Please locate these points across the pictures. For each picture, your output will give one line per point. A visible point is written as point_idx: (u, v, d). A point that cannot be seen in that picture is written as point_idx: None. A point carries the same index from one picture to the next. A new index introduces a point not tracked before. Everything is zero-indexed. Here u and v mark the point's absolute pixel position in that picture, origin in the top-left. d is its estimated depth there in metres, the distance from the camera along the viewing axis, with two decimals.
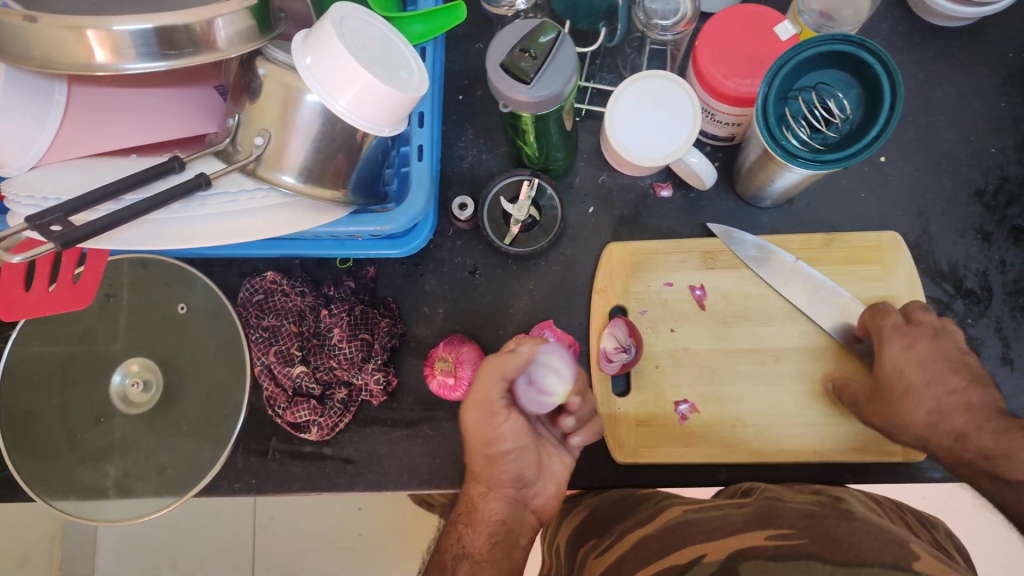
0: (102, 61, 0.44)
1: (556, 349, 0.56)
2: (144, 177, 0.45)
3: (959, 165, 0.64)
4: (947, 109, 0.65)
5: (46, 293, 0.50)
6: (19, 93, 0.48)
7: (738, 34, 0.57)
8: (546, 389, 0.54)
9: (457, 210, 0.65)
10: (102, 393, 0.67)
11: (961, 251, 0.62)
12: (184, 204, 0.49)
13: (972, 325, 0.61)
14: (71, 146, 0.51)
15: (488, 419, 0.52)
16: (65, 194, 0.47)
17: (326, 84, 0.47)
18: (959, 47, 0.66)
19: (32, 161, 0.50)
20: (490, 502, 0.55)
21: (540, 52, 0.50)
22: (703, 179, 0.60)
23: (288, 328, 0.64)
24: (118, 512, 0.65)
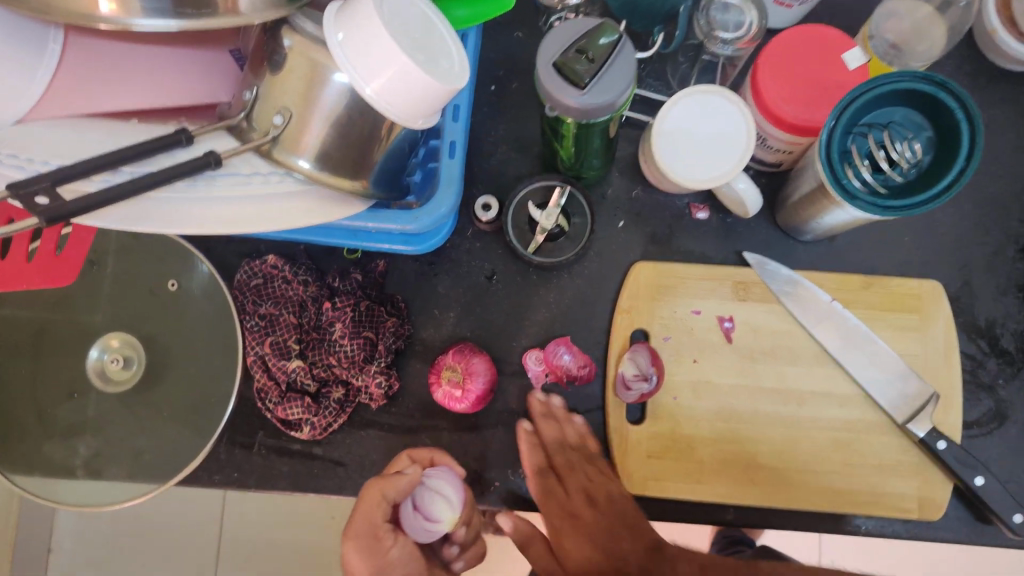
0: (107, 13, 0.39)
1: (442, 472, 0.55)
2: (145, 149, 0.40)
3: (1010, 217, 0.61)
4: (1003, 157, 0.62)
5: (24, 263, 0.45)
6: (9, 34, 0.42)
7: (805, 56, 0.53)
8: (432, 518, 0.54)
9: (480, 210, 0.61)
10: (80, 366, 0.63)
11: (1001, 309, 0.60)
12: (190, 183, 0.44)
13: (1004, 386, 0.59)
14: (63, 102, 0.45)
15: (372, 549, 0.51)
16: (54, 158, 0.41)
17: (358, 66, 0.42)
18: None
19: (16, 112, 0.44)
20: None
21: (598, 55, 0.45)
22: (748, 208, 0.57)
23: (287, 318, 0.60)
24: (82, 496, 0.60)
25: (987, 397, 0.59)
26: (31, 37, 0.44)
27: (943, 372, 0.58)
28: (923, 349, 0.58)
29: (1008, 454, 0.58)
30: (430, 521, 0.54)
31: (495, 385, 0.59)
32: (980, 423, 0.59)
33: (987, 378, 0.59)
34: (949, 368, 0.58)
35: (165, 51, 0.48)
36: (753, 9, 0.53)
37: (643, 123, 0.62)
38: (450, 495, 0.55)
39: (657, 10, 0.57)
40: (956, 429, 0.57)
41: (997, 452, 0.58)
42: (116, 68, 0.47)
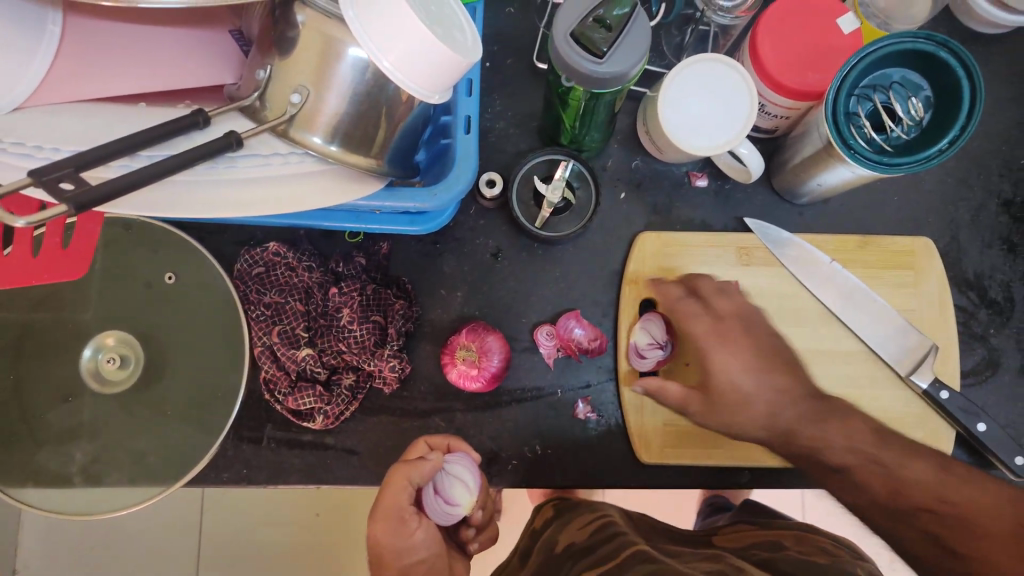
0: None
1: (460, 456, 0.52)
2: (164, 132, 0.38)
3: (990, 175, 0.64)
4: (982, 117, 0.65)
5: (29, 258, 0.43)
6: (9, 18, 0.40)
7: (803, 20, 0.54)
8: (453, 501, 0.51)
9: (485, 186, 0.61)
10: (70, 367, 0.60)
11: (987, 262, 0.63)
12: (210, 165, 0.44)
13: (994, 336, 0.62)
14: (65, 86, 0.43)
15: (399, 530, 0.46)
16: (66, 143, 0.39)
17: (376, 40, 0.41)
18: (997, 57, 0.65)
19: (15, 102, 0.42)
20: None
21: (614, 24, 0.45)
22: (751, 170, 0.57)
23: (293, 306, 0.58)
24: (84, 504, 0.57)
25: (980, 347, 0.62)
26: (30, 19, 0.42)
27: (939, 325, 0.60)
28: (919, 304, 0.61)
29: (1003, 400, 0.61)
30: (452, 505, 0.51)
31: (509, 363, 0.60)
32: (975, 372, 0.61)
33: (978, 328, 0.62)
34: (945, 320, 0.60)
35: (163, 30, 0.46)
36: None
37: (641, 95, 0.63)
38: (470, 479, 0.52)
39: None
40: (955, 378, 0.60)
41: (992, 399, 0.61)
42: (114, 47, 0.45)
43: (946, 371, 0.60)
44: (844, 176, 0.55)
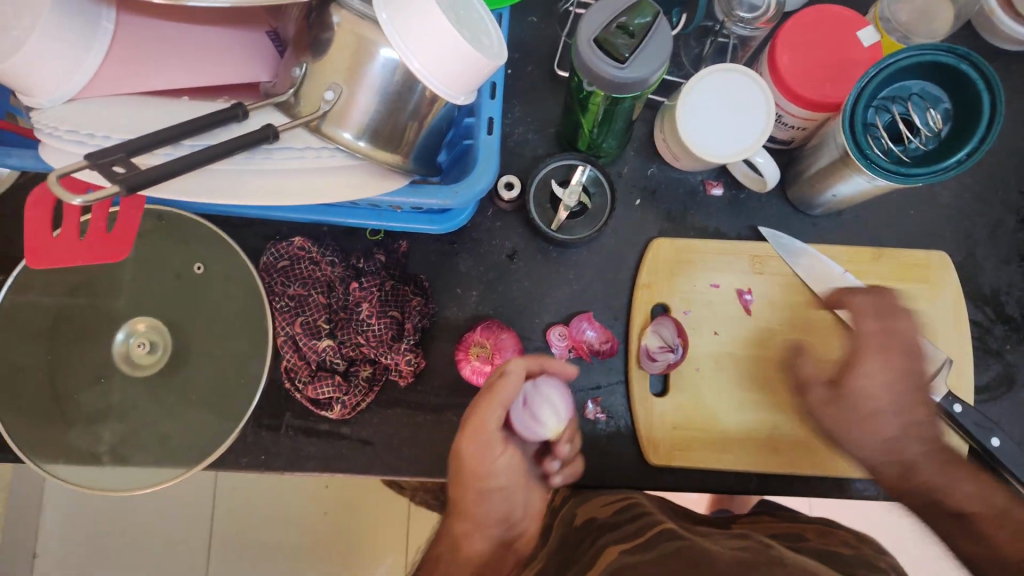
0: None
1: (553, 380, 0.51)
2: (206, 122, 0.40)
3: (1007, 192, 0.64)
4: (1000, 135, 0.65)
5: (77, 240, 0.44)
6: (65, 13, 0.42)
7: (822, 35, 0.55)
8: (540, 420, 0.50)
9: (503, 188, 0.63)
10: (102, 350, 0.62)
11: (1004, 277, 0.63)
12: (247, 155, 0.46)
13: (1010, 352, 0.62)
14: (113, 81, 0.46)
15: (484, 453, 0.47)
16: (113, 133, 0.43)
17: (408, 41, 0.43)
18: (1018, 74, 0.65)
19: (68, 94, 0.44)
20: (479, 541, 0.47)
21: (637, 31, 0.47)
22: (766, 181, 0.58)
23: (316, 298, 0.60)
24: (112, 482, 0.59)
25: (996, 362, 0.61)
26: (85, 16, 0.44)
27: (952, 340, 0.61)
28: (932, 317, 0.61)
29: (1017, 416, 0.61)
30: (536, 424, 0.50)
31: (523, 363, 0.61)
32: (989, 388, 0.61)
33: (994, 343, 0.62)
34: (959, 334, 0.61)
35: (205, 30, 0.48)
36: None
37: (658, 105, 0.64)
38: (559, 404, 0.51)
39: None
40: (968, 393, 0.60)
41: (1007, 415, 0.61)
42: (157, 44, 0.47)
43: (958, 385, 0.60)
44: (857, 187, 0.56)
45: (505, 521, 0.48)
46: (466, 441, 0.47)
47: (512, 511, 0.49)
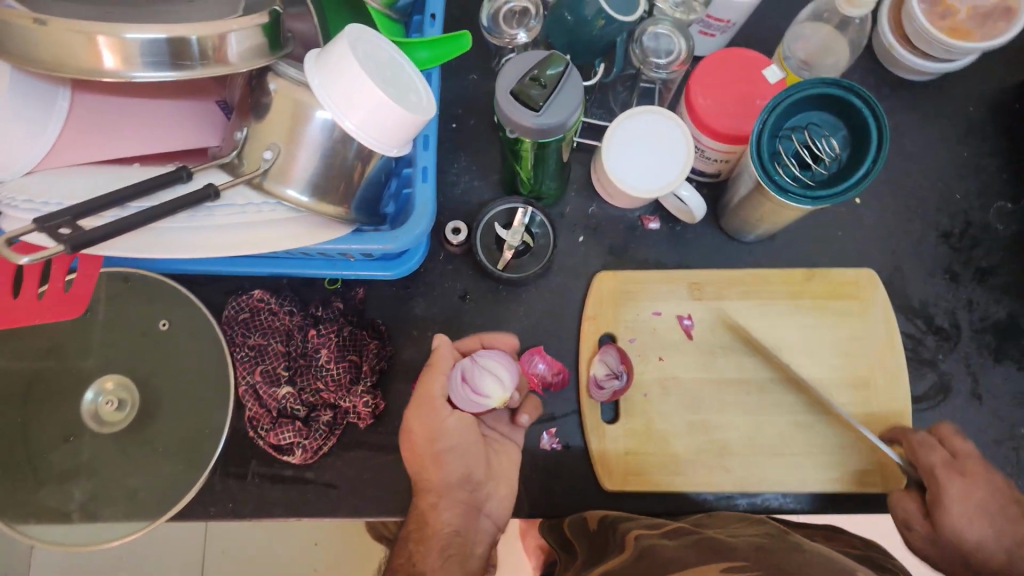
0: (110, 68, 0.43)
1: (492, 352, 0.54)
2: (150, 184, 0.45)
3: (927, 210, 0.68)
4: (916, 157, 0.70)
5: (36, 299, 0.48)
6: (24, 95, 0.47)
7: (730, 76, 0.60)
8: (483, 392, 0.52)
9: (451, 234, 0.66)
10: (72, 410, 0.65)
11: (932, 290, 0.66)
12: (191, 215, 0.49)
13: (942, 360, 0.65)
14: (70, 152, 0.50)
15: (432, 415, 0.53)
16: (66, 198, 0.46)
17: (338, 103, 0.47)
18: (927, 101, 0.70)
19: (28, 166, 0.48)
20: (444, 512, 0.53)
21: (549, 82, 0.51)
22: (693, 213, 0.63)
23: (275, 347, 0.63)
24: (83, 537, 0.61)
25: (930, 372, 0.65)
26: (41, 96, 0.49)
27: (885, 352, 0.64)
28: (866, 332, 0.64)
29: (956, 422, 0.64)
30: (479, 395, 0.53)
31: None
32: (927, 396, 0.64)
33: (927, 353, 0.65)
34: (891, 347, 0.64)
35: (154, 102, 0.53)
36: (681, 37, 0.60)
37: (592, 147, 0.69)
38: (500, 373, 0.53)
39: (594, 48, 0.64)
40: (906, 402, 0.63)
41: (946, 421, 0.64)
42: (112, 117, 0.51)
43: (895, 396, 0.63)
44: (778, 213, 0.59)
45: (466, 477, 0.54)
46: (415, 417, 0.53)
47: (472, 469, 0.54)
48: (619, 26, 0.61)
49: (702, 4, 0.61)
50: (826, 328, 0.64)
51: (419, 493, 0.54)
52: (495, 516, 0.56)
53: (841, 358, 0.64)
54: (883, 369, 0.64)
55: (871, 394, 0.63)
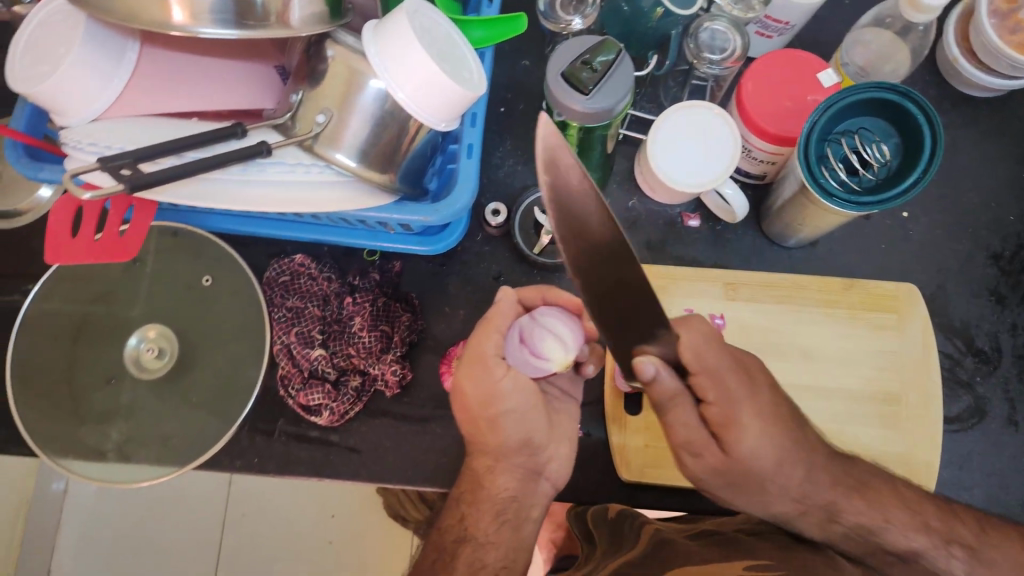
0: (178, 21, 0.45)
1: (552, 310, 0.51)
2: (206, 137, 0.47)
3: (978, 229, 0.67)
4: (970, 174, 0.68)
5: (93, 241, 0.51)
6: (95, 44, 0.49)
7: (785, 76, 0.59)
8: (542, 354, 0.50)
9: (491, 215, 0.67)
10: (115, 354, 0.67)
11: (975, 311, 0.65)
12: (244, 169, 0.52)
13: (979, 383, 0.64)
14: (133, 103, 0.52)
15: (484, 376, 0.50)
16: (129, 144, 0.49)
17: (392, 72, 0.48)
18: (986, 118, 0.69)
19: (94, 114, 0.51)
20: (501, 477, 0.52)
21: (600, 67, 0.52)
22: (735, 212, 0.62)
23: (312, 310, 0.65)
24: (115, 476, 0.64)
25: (966, 394, 0.64)
26: (113, 47, 0.51)
27: (920, 369, 0.63)
28: (903, 347, 0.63)
29: (987, 446, 0.62)
30: (539, 357, 0.50)
31: None
32: (960, 418, 0.63)
33: (964, 375, 0.64)
34: (928, 364, 0.62)
35: (217, 62, 0.55)
36: (737, 34, 0.60)
37: (638, 140, 0.69)
38: (562, 332, 0.50)
39: (649, 40, 0.66)
40: (938, 421, 0.62)
41: (977, 445, 0.63)
42: (176, 73, 0.53)
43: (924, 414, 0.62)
44: (819, 217, 0.58)
45: (525, 442, 0.52)
46: (466, 378, 0.50)
47: (532, 433, 0.52)
48: (676, 18, 0.62)
49: (761, 3, 0.61)
50: (862, 339, 0.64)
51: (474, 455, 0.53)
52: (555, 478, 0.55)
53: (874, 371, 0.63)
54: (918, 387, 0.62)
55: (903, 410, 0.62)
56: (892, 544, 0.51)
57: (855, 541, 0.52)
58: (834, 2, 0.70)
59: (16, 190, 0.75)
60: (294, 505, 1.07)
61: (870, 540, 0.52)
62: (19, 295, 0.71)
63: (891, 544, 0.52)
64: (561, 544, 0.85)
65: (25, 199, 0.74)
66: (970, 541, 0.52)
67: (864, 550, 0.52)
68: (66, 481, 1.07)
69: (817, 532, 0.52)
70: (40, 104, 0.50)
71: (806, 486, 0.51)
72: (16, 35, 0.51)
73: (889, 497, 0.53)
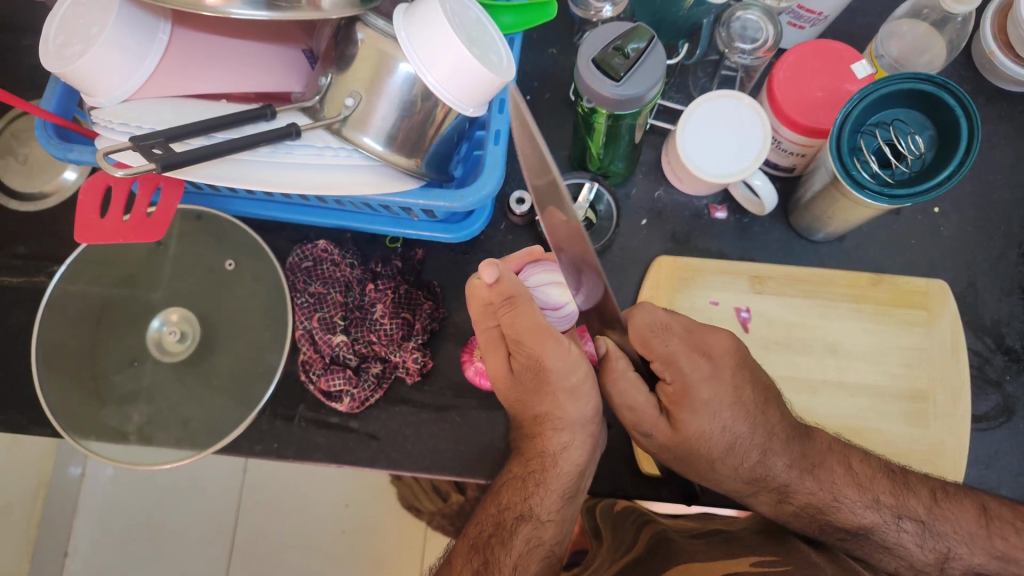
0: (210, 2, 0.45)
1: (532, 268, 0.57)
2: (239, 118, 0.48)
3: (1010, 226, 0.66)
4: (1004, 170, 0.67)
5: (120, 222, 0.51)
6: (127, 24, 0.49)
7: (821, 64, 0.58)
8: (556, 303, 0.56)
9: (515, 204, 0.66)
10: (138, 336, 0.68)
11: (1006, 309, 0.64)
12: (273, 150, 0.52)
13: (1008, 382, 0.63)
14: (164, 84, 0.52)
15: (559, 346, 0.50)
16: (160, 125, 0.50)
17: (422, 55, 0.48)
18: (1022, 113, 0.67)
19: (124, 95, 0.51)
20: (574, 450, 0.54)
21: (632, 54, 0.51)
22: (764, 204, 0.62)
23: (334, 296, 0.65)
24: (135, 457, 0.64)
25: (995, 392, 0.63)
26: (145, 27, 0.50)
27: (948, 366, 0.62)
28: (930, 344, 0.62)
29: (1017, 445, 0.61)
30: (557, 308, 0.56)
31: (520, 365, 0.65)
32: (989, 417, 0.62)
33: (993, 374, 0.63)
34: (956, 362, 0.62)
35: (249, 46, 0.55)
36: (770, 24, 0.59)
37: (665, 131, 0.68)
38: (554, 277, 0.56)
39: (678, 29, 0.65)
40: (966, 419, 0.61)
41: (1006, 444, 0.62)
42: (209, 56, 0.53)
43: (954, 413, 0.61)
44: (848, 210, 0.57)
45: (596, 413, 0.54)
46: (544, 349, 0.50)
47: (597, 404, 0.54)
48: (708, 7, 0.62)
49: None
50: (889, 334, 0.63)
51: (542, 431, 0.54)
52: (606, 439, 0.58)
53: (903, 368, 0.62)
54: (946, 383, 0.61)
55: (930, 408, 0.61)
56: (841, 520, 0.55)
57: (806, 519, 0.55)
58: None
59: (43, 169, 0.74)
60: (308, 495, 1.07)
61: (819, 517, 0.55)
62: (45, 275, 0.71)
63: (840, 521, 0.55)
64: (576, 540, 0.84)
65: (51, 180, 0.74)
66: (918, 513, 0.55)
67: (817, 527, 0.55)
68: (83, 465, 1.08)
69: (769, 509, 0.56)
70: (72, 85, 0.50)
71: (760, 468, 0.55)
72: (52, 14, 0.51)
73: (839, 474, 0.55)
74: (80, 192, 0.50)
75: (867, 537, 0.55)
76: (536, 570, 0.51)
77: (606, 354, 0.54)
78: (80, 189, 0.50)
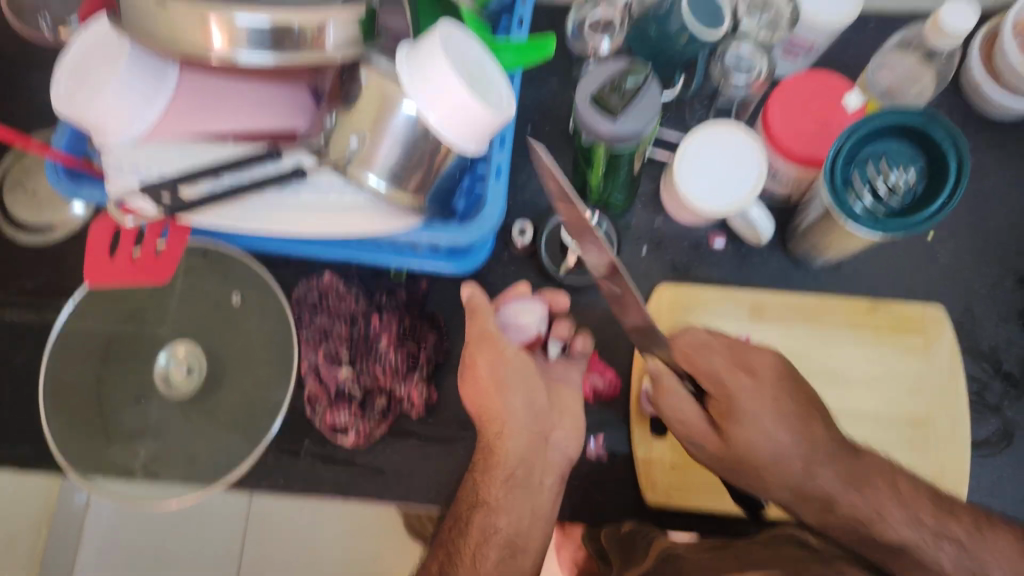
0: (218, 49, 0.53)
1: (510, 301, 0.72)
2: (241, 162, 0.58)
3: (986, 262, 0.78)
4: (978, 205, 0.80)
5: (130, 262, 0.65)
6: (140, 72, 0.58)
7: (802, 99, 0.69)
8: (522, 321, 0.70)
9: (518, 235, 0.78)
10: (148, 370, 0.82)
11: (1002, 334, 0.77)
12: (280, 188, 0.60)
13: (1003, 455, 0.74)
14: (175, 121, 0.60)
15: (489, 346, 0.66)
16: (171, 167, 0.59)
17: (425, 97, 0.54)
18: (956, 231, 0.79)
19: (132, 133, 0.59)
20: (509, 440, 0.65)
21: (629, 92, 0.61)
22: (761, 232, 0.73)
23: (341, 329, 0.77)
24: (143, 489, 0.78)
25: (995, 416, 0.75)
26: (155, 69, 0.59)
27: (947, 399, 0.75)
28: (929, 368, 0.76)
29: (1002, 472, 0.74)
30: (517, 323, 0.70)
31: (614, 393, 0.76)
32: (990, 441, 0.75)
33: (992, 399, 0.76)
34: (958, 395, 0.75)
35: (260, 87, 0.62)
36: (762, 57, 0.74)
37: (663, 162, 0.81)
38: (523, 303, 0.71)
39: (674, 62, 0.77)
40: (964, 444, 0.74)
41: (992, 468, 0.74)
42: (221, 94, 0.61)
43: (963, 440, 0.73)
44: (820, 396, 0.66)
45: (540, 424, 0.66)
46: (480, 357, 0.65)
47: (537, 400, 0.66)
48: (701, 42, 0.73)
49: (787, 25, 0.72)
50: (888, 358, 0.76)
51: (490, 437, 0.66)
52: (564, 449, 0.67)
53: (906, 394, 0.75)
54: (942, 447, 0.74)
55: (931, 433, 0.74)
56: (881, 534, 0.59)
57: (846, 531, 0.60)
58: (861, 26, 0.83)
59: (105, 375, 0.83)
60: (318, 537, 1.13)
61: (859, 531, 0.60)
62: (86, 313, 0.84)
63: (881, 536, 0.59)
64: None
65: (60, 215, 0.84)
66: (959, 535, 0.58)
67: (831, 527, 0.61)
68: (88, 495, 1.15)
69: (815, 519, 0.62)
70: (87, 123, 0.59)
71: (804, 477, 0.62)
72: (63, 61, 0.61)
73: (882, 490, 0.61)
74: (91, 230, 0.65)
75: (906, 554, 0.58)
76: (491, 555, 0.62)
77: (658, 370, 0.66)
78: (89, 232, 0.65)
